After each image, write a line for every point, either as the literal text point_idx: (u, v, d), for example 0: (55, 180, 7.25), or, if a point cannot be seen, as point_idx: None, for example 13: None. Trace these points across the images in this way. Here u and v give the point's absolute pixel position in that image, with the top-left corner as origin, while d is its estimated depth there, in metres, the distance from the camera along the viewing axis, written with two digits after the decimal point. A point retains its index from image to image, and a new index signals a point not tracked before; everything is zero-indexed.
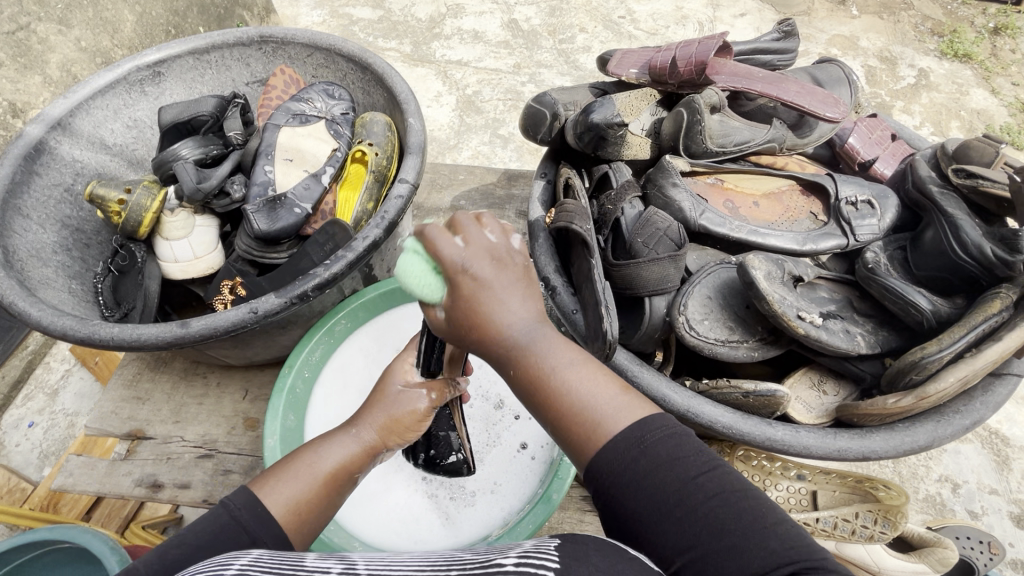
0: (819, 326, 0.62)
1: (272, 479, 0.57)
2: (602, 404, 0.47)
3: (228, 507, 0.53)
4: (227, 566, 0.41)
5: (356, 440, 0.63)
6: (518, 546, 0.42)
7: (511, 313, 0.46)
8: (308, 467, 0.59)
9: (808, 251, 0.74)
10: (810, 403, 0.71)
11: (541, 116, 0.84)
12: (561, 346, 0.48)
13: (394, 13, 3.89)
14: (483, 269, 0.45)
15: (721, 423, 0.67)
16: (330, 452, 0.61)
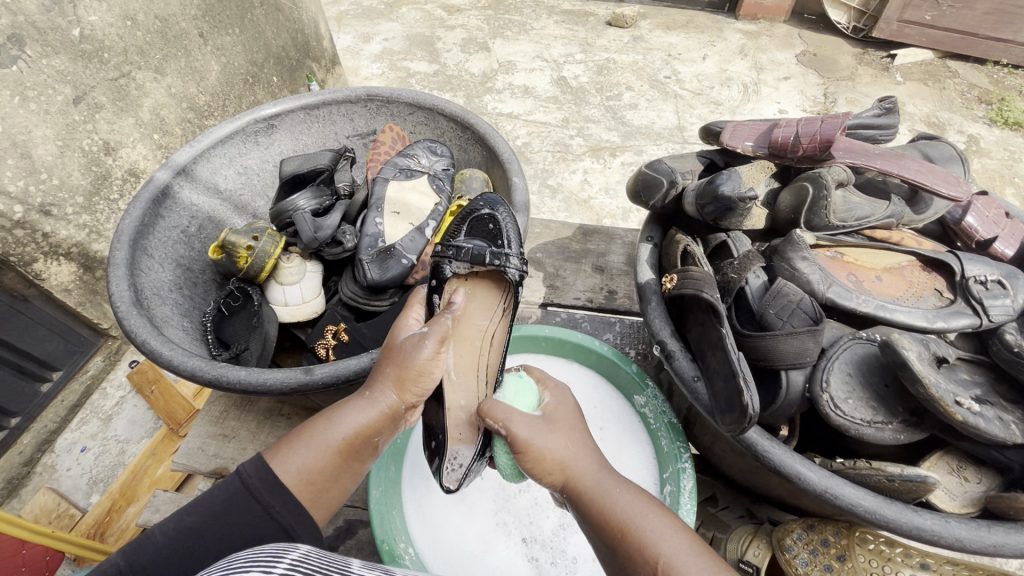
0: (975, 412, 0.61)
1: (285, 449, 0.65)
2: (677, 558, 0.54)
3: (243, 476, 0.63)
4: (279, 559, 0.40)
5: (373, 403, 0.68)
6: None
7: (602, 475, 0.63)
8: (322, 439, 0.65)
9: (942, 330, 0.73)
10: (950, 490, 0.68)
11: (658, 183, 0.87)
12: (634, 495, 0.59)
13: (449, 68, 4.12)
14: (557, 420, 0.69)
15: (863, 507, 0.63)
16: (348, 418, 0.66)
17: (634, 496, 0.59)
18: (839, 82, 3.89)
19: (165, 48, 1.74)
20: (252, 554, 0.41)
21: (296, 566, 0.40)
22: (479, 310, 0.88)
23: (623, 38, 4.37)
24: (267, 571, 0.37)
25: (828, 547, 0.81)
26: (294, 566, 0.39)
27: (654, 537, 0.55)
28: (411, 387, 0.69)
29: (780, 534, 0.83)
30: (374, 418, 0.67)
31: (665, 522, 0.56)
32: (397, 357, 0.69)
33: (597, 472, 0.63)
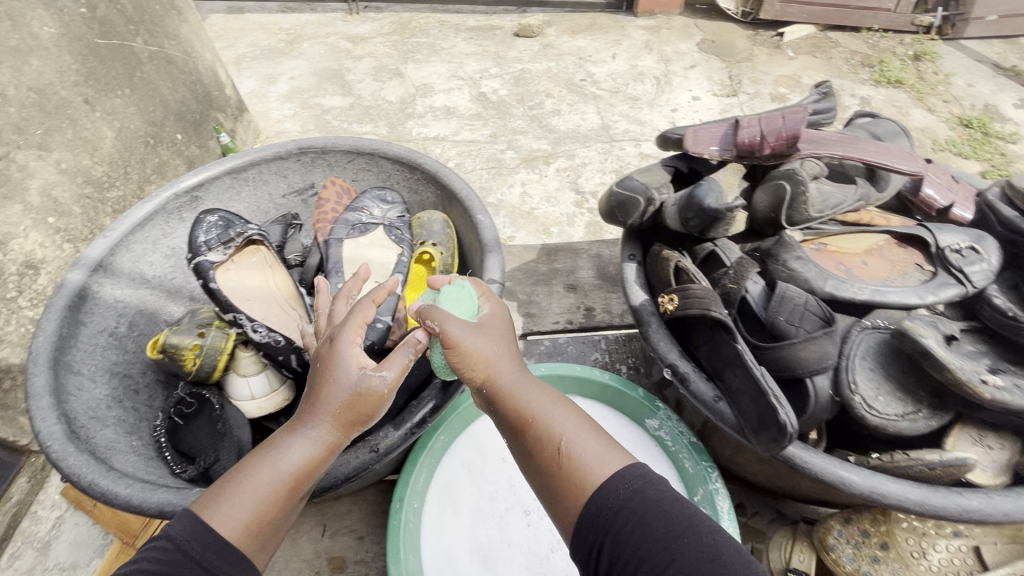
0: (1001, 388, 0.61)
1: (216, 505, 0.64)
2: (590, 458, 0.64)
3: (174, 537, 0.61)
4: None
5: (311, 436, 0.70)
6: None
7: (511, 371, 0.73)
8: (264, 475, 0.66)
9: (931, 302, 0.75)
10: (984, 462, 0.68)
11: (635, 202, 0.84)
12: (566, 415, 0.68)
13: (365, 99, 4.01)
14: (486, 326, 0.78)
15: (912, 501, 0.63)
16: (288, 454, 0.68)
17: (538, 391, 0.71)
18: (740, 64, 4.14)
19: (46, 121, 1.52)
20: None
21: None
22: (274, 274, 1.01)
23: (533, 47, 4.44)
24: None
25: (872, 537, 0.80)
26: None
27: (550, 425, 0.68)
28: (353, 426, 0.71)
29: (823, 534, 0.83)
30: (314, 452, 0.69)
31: (542, 411, 0.69)
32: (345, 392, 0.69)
33: (507, 373, 0.72)
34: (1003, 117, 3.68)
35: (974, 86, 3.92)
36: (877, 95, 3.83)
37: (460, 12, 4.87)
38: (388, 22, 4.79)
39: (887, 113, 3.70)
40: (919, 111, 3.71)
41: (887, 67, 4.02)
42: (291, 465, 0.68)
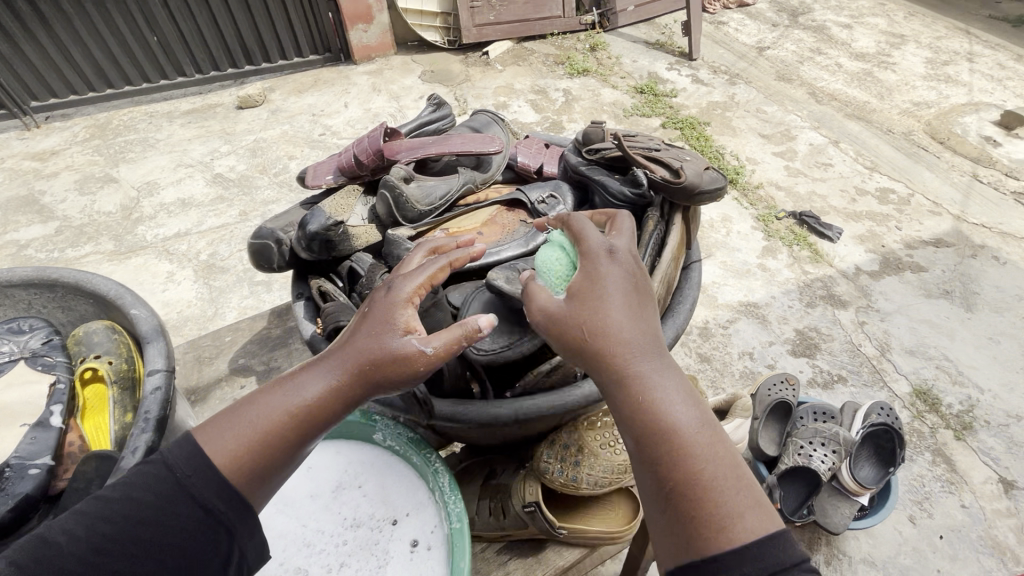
0: (561, 299, 1.06)
1: (213, 433, 0.89)
2: (679, 402, 0.89)
3: (169, 461, 0.86)
4: None
5: (329, 373, 0.94)
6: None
7: (661, 379, 0.91)
8: (287, 401, 0.92)
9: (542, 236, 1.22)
10: (593, 354, 1.17)
11: (270, 245, 1.17)
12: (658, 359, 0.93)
13: (73, 218, 3.46)
14: (616, 254, 1.00)
15: (541, 400, 1.03)
16: (303, 391, 0.93)
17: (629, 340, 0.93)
18: (460, 86, 4.57)
19: None
20: None
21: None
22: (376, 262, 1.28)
23: (261, 114, 4.31)
24: None
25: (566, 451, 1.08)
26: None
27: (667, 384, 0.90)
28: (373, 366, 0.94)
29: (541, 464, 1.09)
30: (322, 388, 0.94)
31: (639, 357, 0.92)
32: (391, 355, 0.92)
33: (618, 320, 0.93)
34: (663, 79, 4.67)
35: (637, 61, 4.91)
36: (574, 85, 4.57)
37: (169, 98, 4.51)
38: (81, 128, 4.21)
39: (585, 97, 4.43)
40: (606, 89, 4.52)
41: (573, 61, 4.81)
42: (310, 397, 0.93)
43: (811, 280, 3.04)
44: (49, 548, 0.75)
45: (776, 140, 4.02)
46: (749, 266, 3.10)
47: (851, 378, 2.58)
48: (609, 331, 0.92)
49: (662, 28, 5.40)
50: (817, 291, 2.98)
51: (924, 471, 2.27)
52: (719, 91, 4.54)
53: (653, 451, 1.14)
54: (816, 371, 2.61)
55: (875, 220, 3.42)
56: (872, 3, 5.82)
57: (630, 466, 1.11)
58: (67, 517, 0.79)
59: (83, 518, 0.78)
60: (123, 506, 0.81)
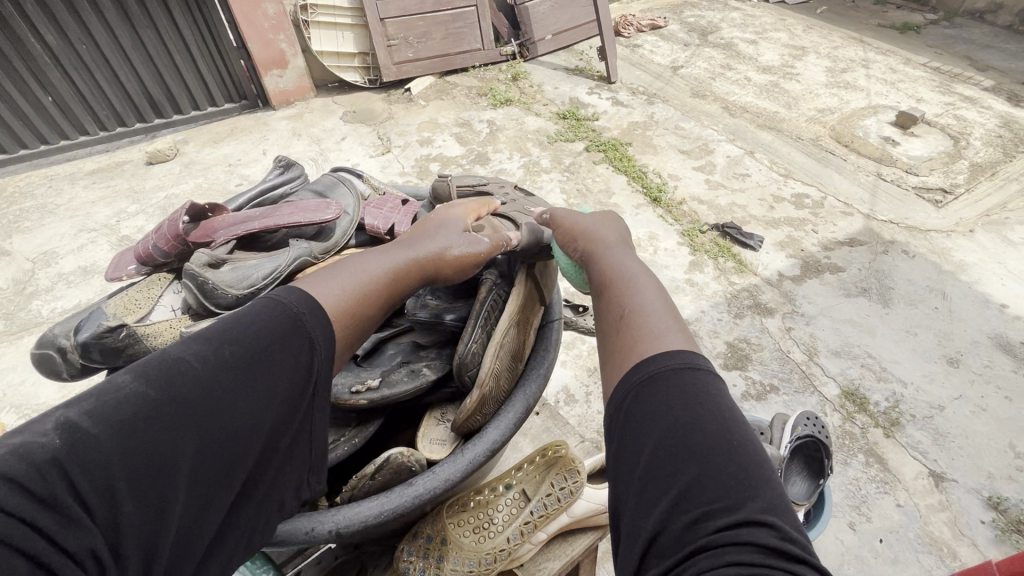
0: (377, 389, 1.02)
1: (340, 274, 0.92)
2: (667, 326, 0.82)
3: (293, 299, 0.83)
4: None
5: (410, 254, 1.03)
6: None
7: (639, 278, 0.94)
8: (384, 264, 0.98)
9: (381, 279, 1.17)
10: (438, 440, 1.07)
11: (49, 355, 1.07)
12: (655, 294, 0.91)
13: None
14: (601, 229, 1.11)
15: (366, 509, 0.89)
16: (380, 264, 0.98)
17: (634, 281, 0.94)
18: (383, 124, 4.52)
19: None
20: None
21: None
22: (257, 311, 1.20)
23: (173, 168, 4.11)
24: None
25: (431, 543, 1.15)
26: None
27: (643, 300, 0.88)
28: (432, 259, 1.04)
29: (399, 560, 1.15)
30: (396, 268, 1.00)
31: (614, 249, 1.02)
32: (435, 242, 1.07)
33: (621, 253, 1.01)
34: (585, 104, 4.76)
35: (559, 88, 5.00)
36: (498, 115, 4.59)
37: (71, 159, 4.25)
38: None
39: (509, 126, 4.45)
40: (530, 117, 4.56)
41: (496, 91, 4.85)
42: (387, 270, 0.98)
43: (738, 290, 3.08)
44: (74, 432, 0.59)
45: (695, 155, 4.14)
46: (678, 282, 3.12)
47: (783, 387, 2.60)
48: (594, 233, 1.08)
49: (581, 55, 5.55)
50: (745, 301, 3.02)
51: (859, 474, 2.28)
52: (639, 111, 4.66)
53: (529, 525, 1.16)
54: (749, 383, 2.62)
55: (793, 225, 3.53)
56: (774, 19, 6.17)
57: (507, 545, 1.15)
58: (180, 345, 0.72)
59: (141, 367, 0.68)
60: (236, 340, 0.74)
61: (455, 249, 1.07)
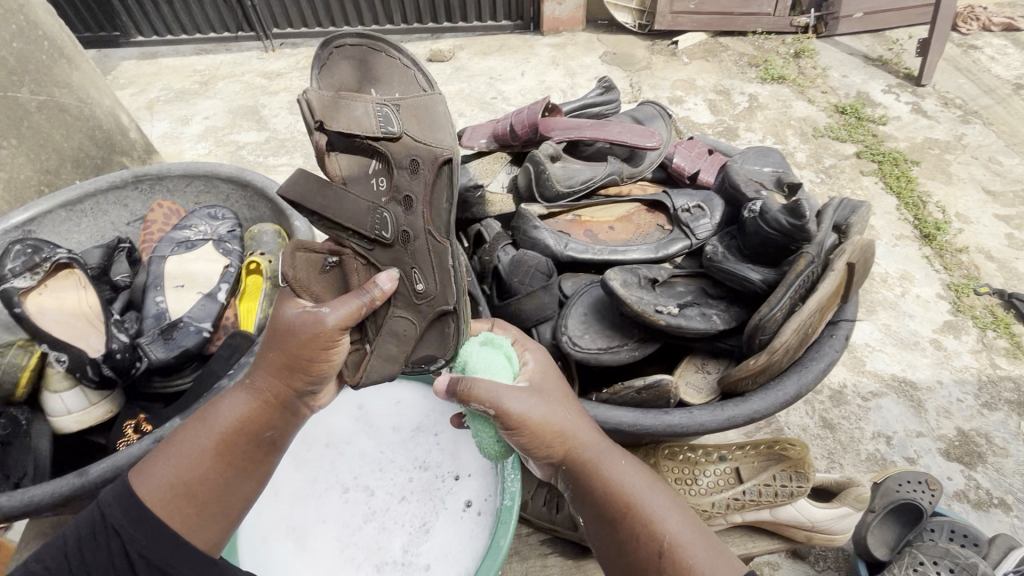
0: (675, 316, 1.09)
1: (141, 469, 0.96)
2: (699, 554, 0.85)
3: (104, 504, 0.94)
4: None
5: (248, 395, 1.01)
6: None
7: (635, 483, 0.92)
8: (205, 424, 0.98)
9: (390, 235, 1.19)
10: (698, 384, 1.17)
11: (425, 198, 1.38)
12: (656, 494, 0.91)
13: (279, 132, 4.04)
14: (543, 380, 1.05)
15: (626, 420, 1.05)
16: (225, 414, 0.99)
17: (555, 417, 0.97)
18: (639, 72, 4.40)
19: None
20: None
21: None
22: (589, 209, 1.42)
23: (445, 70, 4.59)
24: None
25: (644, 471, 1.28)
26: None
27: (648, 509, 0.89)
28: (284, 371, 1.00)
29: (615, 471, 1.26)
30: (246, 408, 1.00)
31: (615, 458, 0.96)
32: (201, 420, 0.99)
33: (592, 446, 0.98)
34: (874, 103, 4.02)
35: (847, 77, 4.27)
36: (763, 91, 4.13)
37: None
38: (302, 56, 4.86)
39: (771, 108, 3.97)
40: (801, 102, 4.02)
41: (771, 65, 4.35)
42: (226, 422, 0.99)
43: (1000, 377, 2.48)
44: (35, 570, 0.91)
45: (1005, 200, 3.28)
46: (920, 339, 2.62)
47: (1017, 509, 2.10)
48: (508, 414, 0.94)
49: (892, 44, 4.63)
50: (1005, 393, 2.43)
51: None
52: (944, 127, 3.80)
53: (736, 503, 1.33)
54: (971, 485, 2.16)
55: None
56: None
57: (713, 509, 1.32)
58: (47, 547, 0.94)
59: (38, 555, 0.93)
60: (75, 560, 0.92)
61: (326, 317, 1.00)
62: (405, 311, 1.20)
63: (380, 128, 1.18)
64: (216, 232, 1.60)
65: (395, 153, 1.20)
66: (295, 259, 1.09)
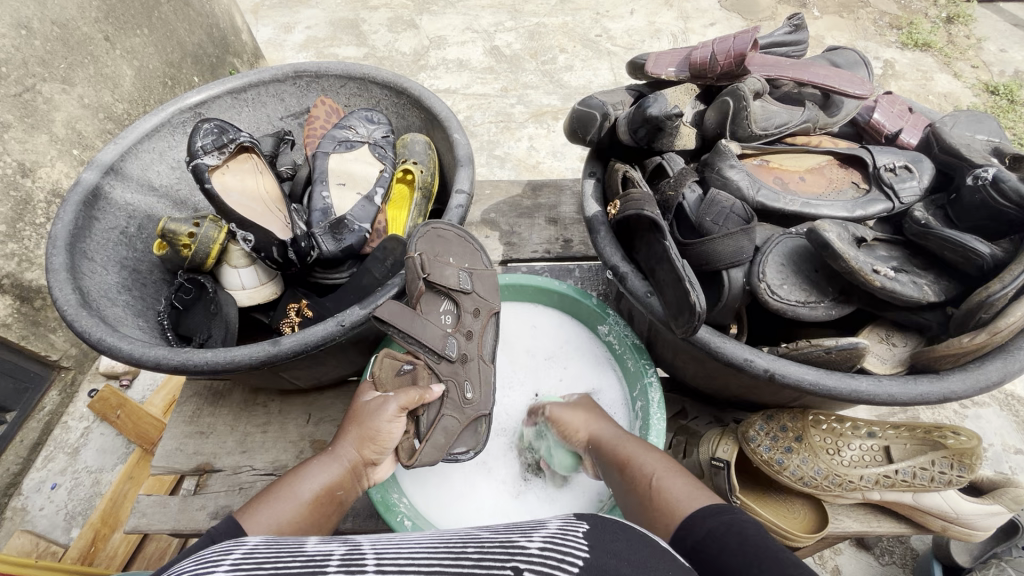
0: (891, 279, 0.68)
1: (256, 507, 0.66)
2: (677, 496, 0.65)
3: None
4: (219, 563, 0.44)
5: (330, 461, 0.75)
6: (539, 532, 0.50)
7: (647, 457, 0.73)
8: (289, 493, 0.69)
9: (452, 357, 0.87)
10: (882, 355, 0.75)
11: (591, 117, 0.89)
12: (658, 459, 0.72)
13: (378, 50, 3.21)
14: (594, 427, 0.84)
15: (807, 380, 0.70)
16: (311, 478, 0.72)
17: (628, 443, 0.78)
18: None
19: (69, 55, 1.63)
20: (208, 553, 0.47)
21: (239, 562, 0.45)
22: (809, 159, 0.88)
23: None
24: None
25: (788, 431, 0.87)
26: (235, 564, 0.44)
27: (645, 467, 0.72)
28: (370, 444, 0.77)
29: (745, 428, 0.89)
30: (337, 473, 0.74)
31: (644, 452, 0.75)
32: (289, 482, 0.70)
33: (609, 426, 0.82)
34: None
35: (1006, 52, 2.86)
36: (902, 58, 2.84)
37: None
38: None
39: (909, 79, 2.74)
40: None
41: None
42: (312, 486, 0.71)
43: None
44: None
45: None
46: None
47: None
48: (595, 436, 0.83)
49: None
50: None
51: None
52: None
53: (885, 481, 0.84)
54: None
55: None
56: None
57: (857, 483, 0.85)
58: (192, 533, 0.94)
59: None
60: None
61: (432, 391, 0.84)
62: (451, 414, 0.85)
63: (457, 285, 0.90)
64: (358, 116, 1.18)
65: (461, 308, 0.93)
66: (380, 366, 0.83)
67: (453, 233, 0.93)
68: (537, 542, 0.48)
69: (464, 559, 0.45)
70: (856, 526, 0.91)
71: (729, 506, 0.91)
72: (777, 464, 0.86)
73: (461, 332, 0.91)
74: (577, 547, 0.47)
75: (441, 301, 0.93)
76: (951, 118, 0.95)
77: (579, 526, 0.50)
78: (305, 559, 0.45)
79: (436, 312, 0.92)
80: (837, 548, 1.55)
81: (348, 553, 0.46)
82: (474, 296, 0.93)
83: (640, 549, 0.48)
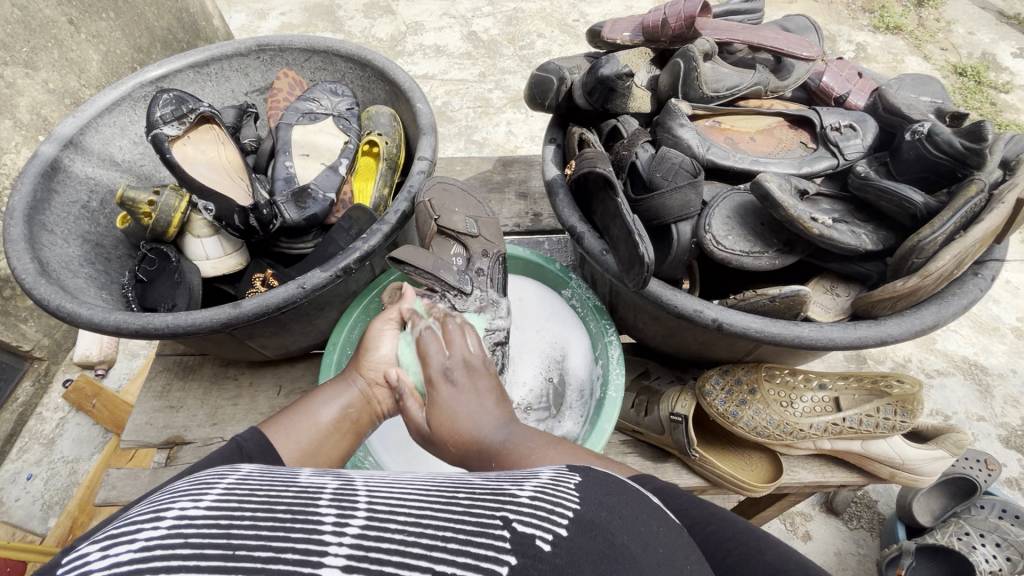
0: (831, 227, 0.71)
1: (275, 422, 0.68)
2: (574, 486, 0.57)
3: None
4: (212, 488, 0.45)
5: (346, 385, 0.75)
6: (532, 482, 0.50)
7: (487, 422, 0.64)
8: (307, 411, 0.70)
9: (468, 291, 0.90)
10: (827, 304, 0.79)
11: (549, 82, 0.91)
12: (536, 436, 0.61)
13: (354, 36, 3.16)
14: (456, 374, 0.70)
15: (754, 328, 0.73)
16: (329, 401, 0.72)
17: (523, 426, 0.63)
18: None
19: (31, 39, 1.59)
20: (194, 482, 0.47)
21: (229, 491, 0.45)
22: (761, 122, 0.90)
23: None
24: (196, 501, 0.43)
25: (742, 385, 0.91)
26: (225, 494, 0.44)
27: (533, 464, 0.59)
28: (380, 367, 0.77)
29: (702, 383, 0.93)
30: (352, 396, 0.74)
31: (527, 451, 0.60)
32: (307, 402, 0.71)
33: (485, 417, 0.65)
34: (999, 67, 2.77)
35: (975, 35, 2.91)
36: (873, 41, 2.88)
37: None
38: None
39: (881, 62, 2.78)
40: None
41: None
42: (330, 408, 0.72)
43: None
44: None
45: None
46: None
47: None
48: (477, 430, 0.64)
49: None
50: None
51: None
52: None
53: (833, 429, 0.88)
54: None
55: None
56: None
57: (807, 432, 0.88)
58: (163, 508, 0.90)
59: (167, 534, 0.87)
60: None
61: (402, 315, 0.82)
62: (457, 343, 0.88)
63: (465, 229, 0.97)
64: (324, 87, 1.19)
65: (471, 251, 0.97)
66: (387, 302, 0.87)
67: (458, 188, 1.01)
68: (529, 492, 0.48)
69: (455, 504, 0.45)
70: (810, 477, 0.95)
71: (687, 459, 0.94)
72: (732, 416, 0.89)
73: (474, 270, 0.95)
74: (568, 500, 0.47)
75: (451, 246, 0.97)
76: (897, 82, 0.98)
77: (572, 478, 0.51)
78: (296, 493, 0.44)
79: (448, 254, 0.96)
80: (806, 513, 1.59)
81: (340, 489, 0.46)
82: (482, 240, 0.98)
83: (630, 510, 0.48)
